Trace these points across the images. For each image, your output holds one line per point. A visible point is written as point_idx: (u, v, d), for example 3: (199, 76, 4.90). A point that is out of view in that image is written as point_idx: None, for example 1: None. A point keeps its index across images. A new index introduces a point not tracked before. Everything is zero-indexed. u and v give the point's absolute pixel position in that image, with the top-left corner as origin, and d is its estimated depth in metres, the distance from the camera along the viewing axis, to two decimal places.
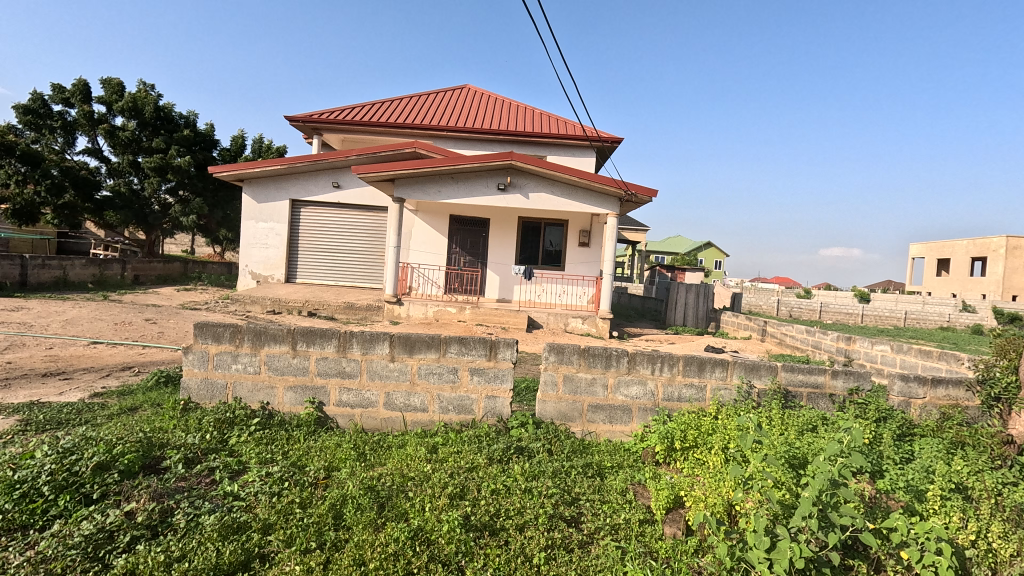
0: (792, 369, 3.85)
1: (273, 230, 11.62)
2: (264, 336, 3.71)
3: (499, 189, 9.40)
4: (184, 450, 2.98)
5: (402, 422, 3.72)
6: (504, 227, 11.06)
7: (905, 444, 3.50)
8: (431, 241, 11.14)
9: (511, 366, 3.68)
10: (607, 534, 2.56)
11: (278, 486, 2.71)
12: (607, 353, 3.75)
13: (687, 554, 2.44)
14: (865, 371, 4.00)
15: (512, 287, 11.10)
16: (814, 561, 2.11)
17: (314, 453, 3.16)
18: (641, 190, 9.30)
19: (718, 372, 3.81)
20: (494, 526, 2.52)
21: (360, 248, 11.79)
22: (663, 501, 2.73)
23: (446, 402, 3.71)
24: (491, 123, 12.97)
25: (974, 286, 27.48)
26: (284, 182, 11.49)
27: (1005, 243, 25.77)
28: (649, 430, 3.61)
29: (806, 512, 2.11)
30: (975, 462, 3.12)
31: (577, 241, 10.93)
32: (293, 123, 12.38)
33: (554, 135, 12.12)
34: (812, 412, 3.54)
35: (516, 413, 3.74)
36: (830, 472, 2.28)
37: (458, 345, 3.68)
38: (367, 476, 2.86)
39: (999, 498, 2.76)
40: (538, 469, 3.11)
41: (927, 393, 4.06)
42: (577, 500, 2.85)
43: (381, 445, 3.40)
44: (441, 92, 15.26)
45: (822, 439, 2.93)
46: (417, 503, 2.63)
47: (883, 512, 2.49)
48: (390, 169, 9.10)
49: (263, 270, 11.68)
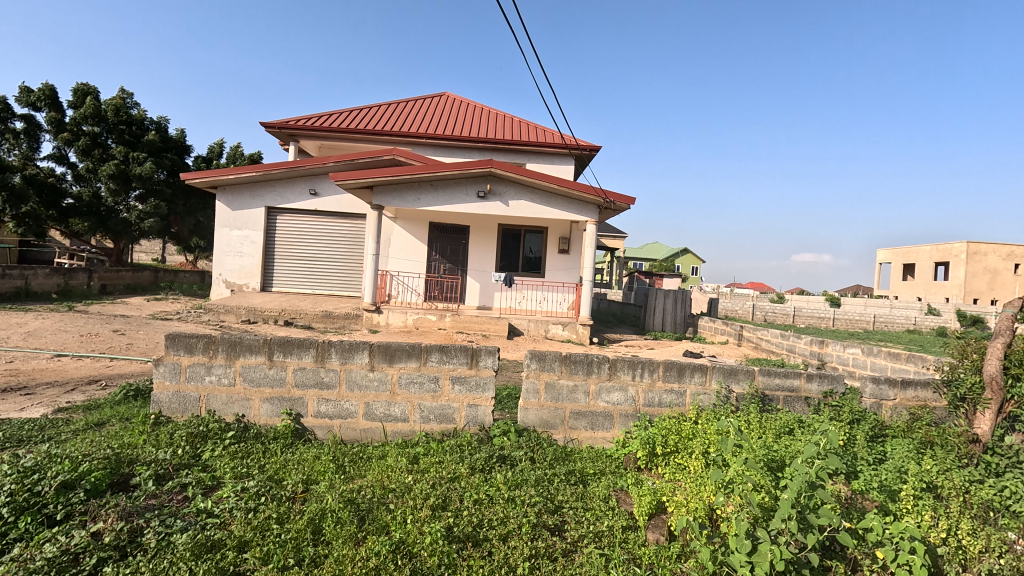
0: (768, 373, 3.93)
1: (248, 238, 11.38)
2: (239, 347, 3.61)
3: (478, 196, 9.39)
4: (154, 466, 2.88)
5: (382, 432, 3.66)
6: (483, 234, 11.04)
7: (878, 444, 3.60)
8: (411, 248, 11.05)
9: (493, 374, 3.66)
10: (591, 542, 2.54)
11: (254, 502, 2.63)
12: (588, 360, 3.79)
13: (670, 560, 2.44)
14: (839, 374, 4.06)
15: (492, 294, 11.06)
16: (794, 564, 2.14)
17: (291, 466, 3.08)
18: (619, 198, 9.41)
19: (697, 378, 3.85)
20: (477, 536, 2.50)
21: (337, 255, 11.65)
22: (645, 507, 2.75)
23: (428, 411, 3.67)
24: (469, 130, 13.00)
25: (939, 290, 28.48)
26: (259, 190, 11.27)
27: (965, 248, 26.85)
28: (631, 437, 3.63)
29: (785, 515, 2.15)
30: (944, 461, 3.24)
31: (557, 248, 11.01)
32: (268, 129, 12.17)
33: (532, 143, 12.21)
34: (789, 416, 3.60)
35: (498, 422, 3.73)
36: (807, 475, 2.33)
37: (440, 354, 3.65)
38: (346, 490, 2.80)
39: (967, 496, 2.88)
40: (521, 478, 3.09)
41: (898, 394, 4.16)
42: (561, 508, 2.84)
43: (361, 457, 3.34)
44: (419, 100, 15.22)
45: (799, 441, 2.99)
46: (399, 516, 2.58)
47: (858, 512, 2.56)
48: (369, 175, 9.02)
49: (238, 278, 11.43)
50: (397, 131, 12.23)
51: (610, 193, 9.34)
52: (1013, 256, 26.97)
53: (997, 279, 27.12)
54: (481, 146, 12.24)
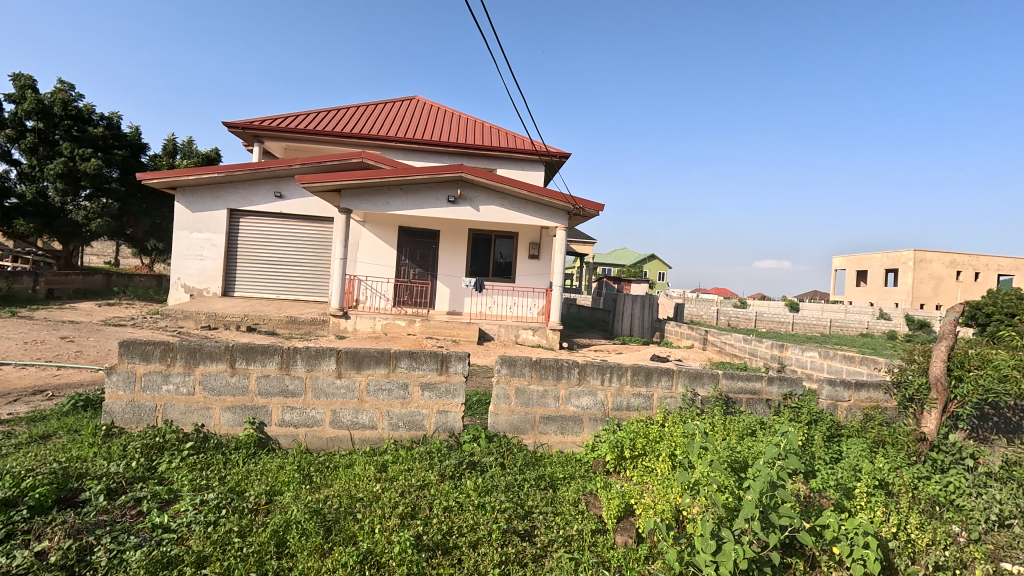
0: (732, 376, 4.04)
1: (209, 241, 10.99)
2: (199, 354, 3.48)
3: (449, 201, 9.34)
4: (105, 480, 2.74)
5: (350, 441, 3.60)
6: (453, 238, 11.00)
7: (834, 444, 3.75)
8: (380, 253, 10.91)
9: (463, 379, 3.66)
10: (560, 546, 2.55)
11: (214, 515, 2.53)
12: (558, 365, 3.81)
13: (638, 561, 2.47)
14: (797, 377, 4.23)
15: (462, 298, 11.03)
16: (756, 562, 2.20)
17: (254, 477, 2.99)
18: (589, 205, 9.55)
19: (664, 381, 3.94)
20: (447, 544, 2.47)
21: (303, 259, 11.40)
22: (614, 510, 2.79)
23: (396, 418, 3.62)
24: (440, 134, 12.95)
25: (888, 295, 29.97)
26: (221, 191, 10.91)
27: (913, 256, 28.34)
28: (600, 440, 3.68)
29: (749, 515, 2.21)
30: (895, 458, 3.42)
31: (527, 253, 11.08)
32: (231, 129, 11.80)
33: (503, 149, 12.27)
34: (752, 418, 3.72)
35: (468, 427, 3.71)
36: (769, 474, 2.40)
37: (409, 359, 3.61)
38: (312, 500, 2.73)
39: (915, 491, 3.05)
40: (491, 484, 3.08)
41: (852, 396, 4.31)
42: (531, 513, 2.83)
43: (327, 466, 3.27)
44: (389, 103, 15.08)
45: (761, 443, 3.09)
46: (367, 525, 2.53)
47: (816, 510, 2.65)
48: (337, 178, 8.86)
49: (197, 283, 11.02)
50: (367, 134, 12.07)
51: (579, 200, 9.48)
52: (955, 264, 28.70)
53: (942, 286, 28.73)
54: (452, 151, 12.20)
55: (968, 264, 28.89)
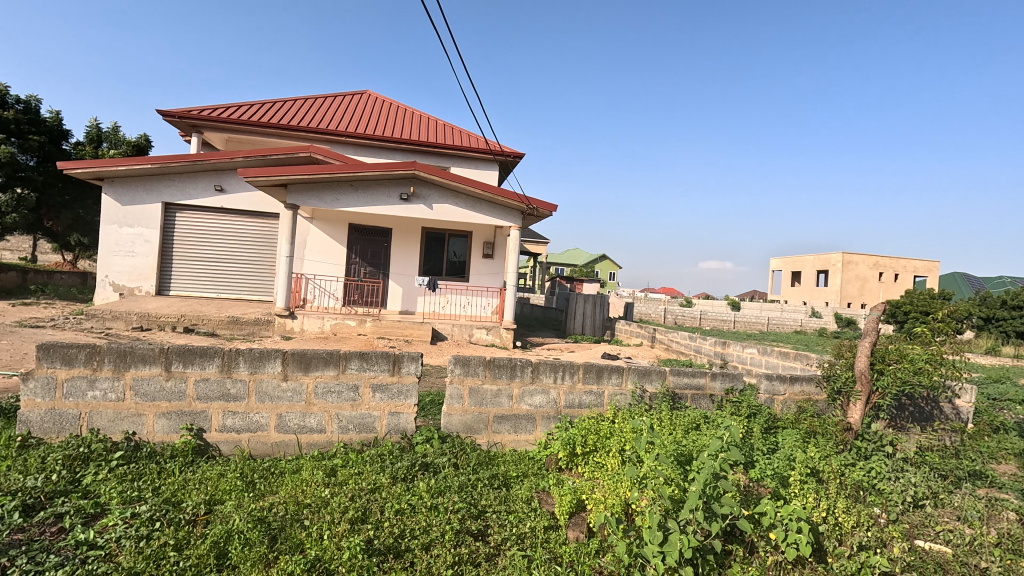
0: (678, 373, 4.20)
1: (141, 236, 10.29)
2: (130, 357, 3.25)
3: (401, 199, 9.19)
4: (20, 496, 2.51)
5: (297, 445, 3.47)
6: (406, 236, 10.83)
7: (771, 435, 3.97)
8: (329, 250, 10.58)
9: (416, 380, 3.61)
10: (513, 544, 2.56)
11: (147, 528, 2.38)
12: (511, 364, 3.82)
13: (589, 556, 2.52)
14: (737, 372, 4.45)
15: (414, 298, 10.88)
16: (699, 550, 2.30)
17: (191, 487, 2.83)
18: (543, 205, 9.65)
19: (614, 379, 4.04)
20: (399, 547, 2.43)
21: (247, 256, 10.90)
22: (566, 506, 2.83)
23: (346, 421, 3.53)
24: (392, 131, 12.71)
25: (819, 295, 32.01)
26: (155, 183, 10.24)
27: (841, 258, 30.42)
28: (552, 438, 3.73)
29: (693, 506, 2.31)
30: (825, 448, 3.66)
31: (481, 253, 11.06)
32: (167, 118, 11.10)
33: (457, 147, 12.19)
34: (696, 412, 3.87)
35: (421, 428, 3.67)
36: (712, 466, 2.51)
37: (359, 361, 3.53)
38: (256, 508, 2.62)
39: (842, 478, 3.28)
40: (444, 484, 3.06)
41: (787, 389, 4.57)
42: (484, 512, 2.84)
43: (273, 472, 3.14)
44: (339, 96, 14.65)
45: (705, 436, 3.23)
46: (315, 532, 2.46)
47: (755, 499, 2.80)
48: (283, 173, 8.52)
49: (127, 281, 10.30)
50: (315, 128, 11.68)
51: (533, 200, 9.57)
52: (877, 266, 31.03)
53: (866, 286, 30.98)
54: (405, 148, 12.00)
55: (889, 266, 31.30)
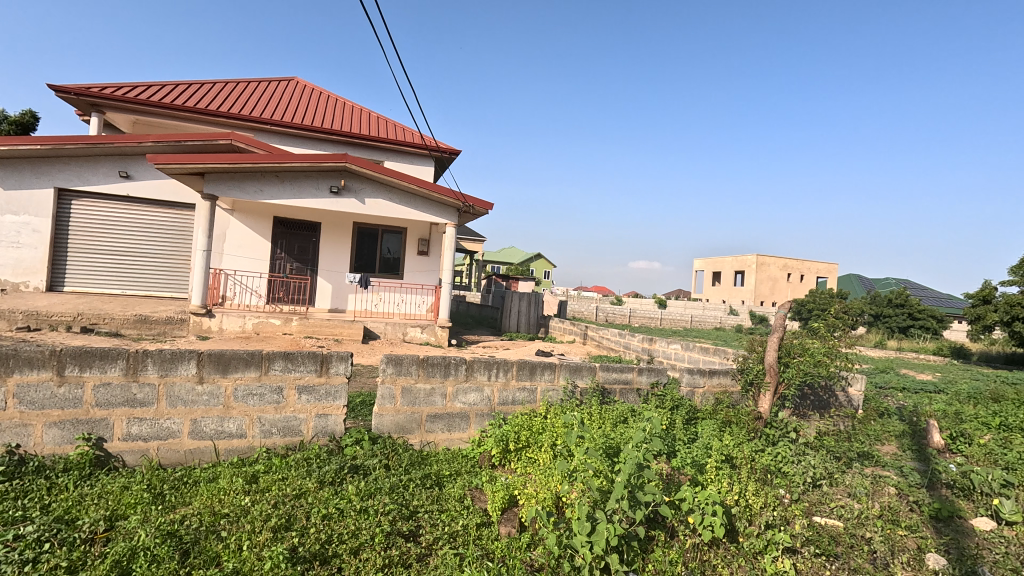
0: (607, 368, 4.36)
1: (28, 225, 9.18)
2: (14, 361, 2.91)
3: (331, 192, 8.83)
4: None
5: (213, 452, 3.26)
6: (336, 231, 10.43)
7: (691, 426, 4.23)
8: (251, 245, 9.98)
9: (345, 380, 3.50)
10: (445, 543, 2.55)
11: (35, 551, 2.14)
12: (445, 362, 3.80)
13: (520, 550, 2.56)
14: (662, 367, 4.69)
15: (345, 295, 10.51)
16: (624, 537, 2.41)
17: (89, 502, 2.57)
18: (479, 203, 9.65)
19: (547, 375, 4.12)
20: (326, 553, 2.35)
21: (157, 250, 10.05)
22: (498, 502, 2.86)
23: (269, 425, 3.36)
24: (322, 121, 12.19)
25: (736, 294, 34.40)
26: (46, 166, 9.17)
27: (755, 259, 32.88)
28: (486, 435, 3.75)
29: (619, 495, 2.41)
30: (739, 436, 3.95)
31: (416, 250, 10.88)
32: (61, 94, 9.97)
33: (391, 141, 11.90)
34: (624, 406, 4.05)
35: (350, 430, 3.56)
36: (637, 457, 2.64)
37: (284, 361, 3.36)
38: (165, 521, 2.43)
39: (752, 463, 3.55)
40: (375, 486, 2.98)
41: (706, 382, 4.79)
42: (416, 513, 2.80)
43: (185, 482, 2.92)
44: (263, 82, 13.83)
45: (631, 428, 3.38)
46: (233, 543, 2.32)
47: (676, 486, 2.97)
48: (200, 160, 7.93)
49: (11, 275, 9.16)
50: (237, 113, 10.95)
51: (468, 198, 9.55)
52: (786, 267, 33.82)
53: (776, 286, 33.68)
54: (336, 140, 11.54)
55: (797, 267, 34.19)
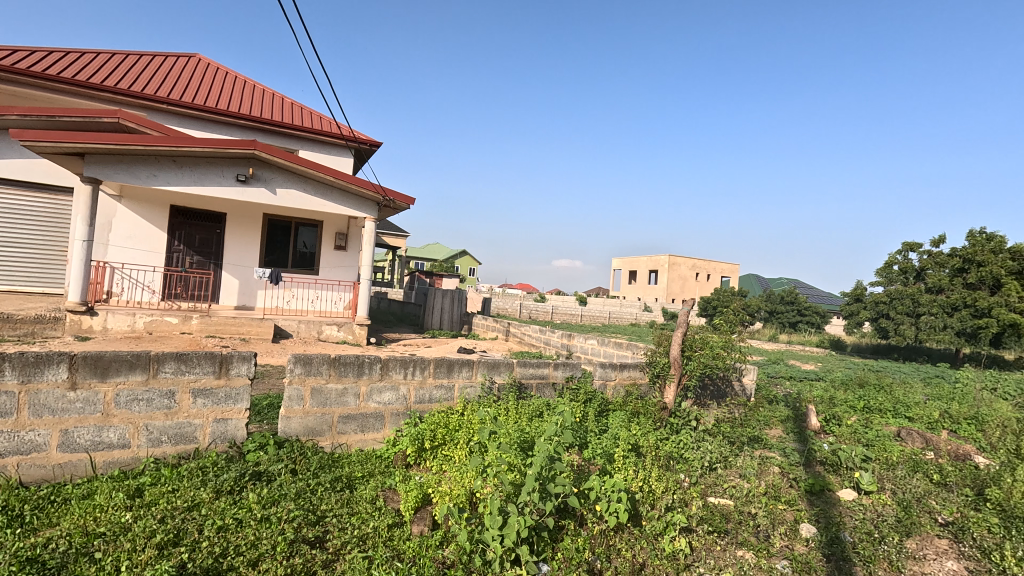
0: (524, 364, 4.44)
1: None
2: None
3: (238, 180, 8.22)
4: None
5: (89, 465, 2.92)
6: (243, 223, 9.74)
7: (603, 418, 4.43)
8: (143, 235, 9.05)
9: (248, 382, 3.28)
10: (354, 547, 2.48)
11: None
12: (359, 361, 3.69)
13: (432, 548, 2.54)
14: (576, 361, 4.84)
15: (254, 291, 9.85)
16: (534, 528, 2.48)
17: None
18: (400, 197, 9.43)
19: (465, 372, 4.13)
20: (220, 568, 2.19)
21: (26, 239, 8.82)
22: (411, 501, 2.82)
23: (158, 432, 3.07)
24: (229, 103, 11.30)
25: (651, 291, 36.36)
26: None
27: (667, 259, 34.94)
28: (401, 435, 3.68)
29: (530, 488, 2.47)
30: (645, 426, 4.19)
31: (333, 244, 10.41)
32: None
33: (307, 129, 11.29)
34: (539, 401, 4.15)
35: (253, 435, 3.35)
36: (548, 450, 2.72)
37: (176, 363, 3.08)
38: (23, 547, 2.14)
39: (656, 451, 3.79)
40: (279, 493, 2.83)
41: (617, 375, 5.08)
42: (323, 518, 2.69)
43: (52, 501, 2.59)
44: (158, 56, 12.55)
45: (545, 422, 3.47)
46: (109, 565, 2.10)
47: (585, 476, 3.10)
48: (80, 139, 7.05)
49: None
50: (126, 89, 9.86)
51: (389, 192, 9.30)
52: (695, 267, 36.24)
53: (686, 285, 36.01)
54: (244, 124, 10.75)
55: (704, 267, 36.75)
